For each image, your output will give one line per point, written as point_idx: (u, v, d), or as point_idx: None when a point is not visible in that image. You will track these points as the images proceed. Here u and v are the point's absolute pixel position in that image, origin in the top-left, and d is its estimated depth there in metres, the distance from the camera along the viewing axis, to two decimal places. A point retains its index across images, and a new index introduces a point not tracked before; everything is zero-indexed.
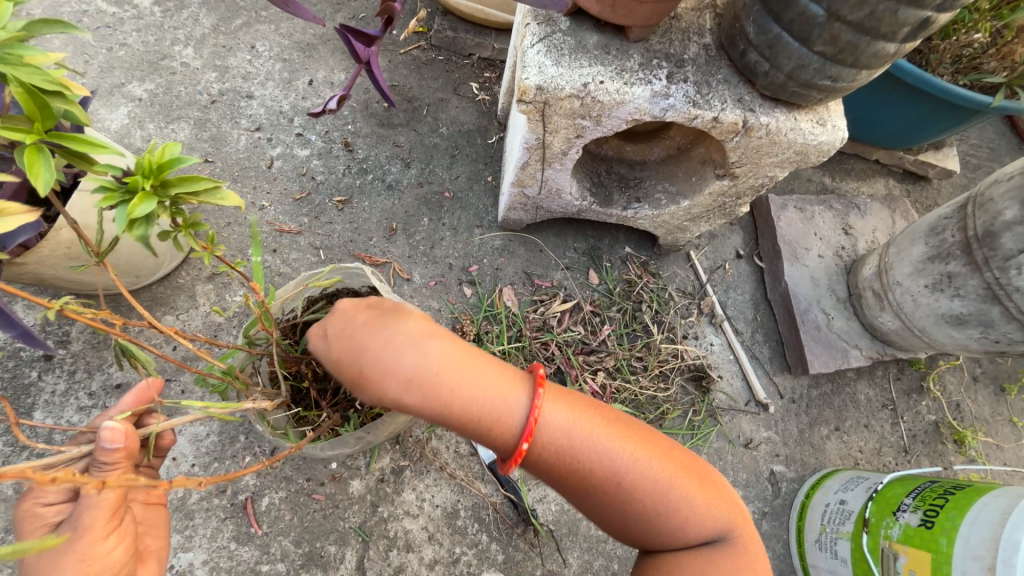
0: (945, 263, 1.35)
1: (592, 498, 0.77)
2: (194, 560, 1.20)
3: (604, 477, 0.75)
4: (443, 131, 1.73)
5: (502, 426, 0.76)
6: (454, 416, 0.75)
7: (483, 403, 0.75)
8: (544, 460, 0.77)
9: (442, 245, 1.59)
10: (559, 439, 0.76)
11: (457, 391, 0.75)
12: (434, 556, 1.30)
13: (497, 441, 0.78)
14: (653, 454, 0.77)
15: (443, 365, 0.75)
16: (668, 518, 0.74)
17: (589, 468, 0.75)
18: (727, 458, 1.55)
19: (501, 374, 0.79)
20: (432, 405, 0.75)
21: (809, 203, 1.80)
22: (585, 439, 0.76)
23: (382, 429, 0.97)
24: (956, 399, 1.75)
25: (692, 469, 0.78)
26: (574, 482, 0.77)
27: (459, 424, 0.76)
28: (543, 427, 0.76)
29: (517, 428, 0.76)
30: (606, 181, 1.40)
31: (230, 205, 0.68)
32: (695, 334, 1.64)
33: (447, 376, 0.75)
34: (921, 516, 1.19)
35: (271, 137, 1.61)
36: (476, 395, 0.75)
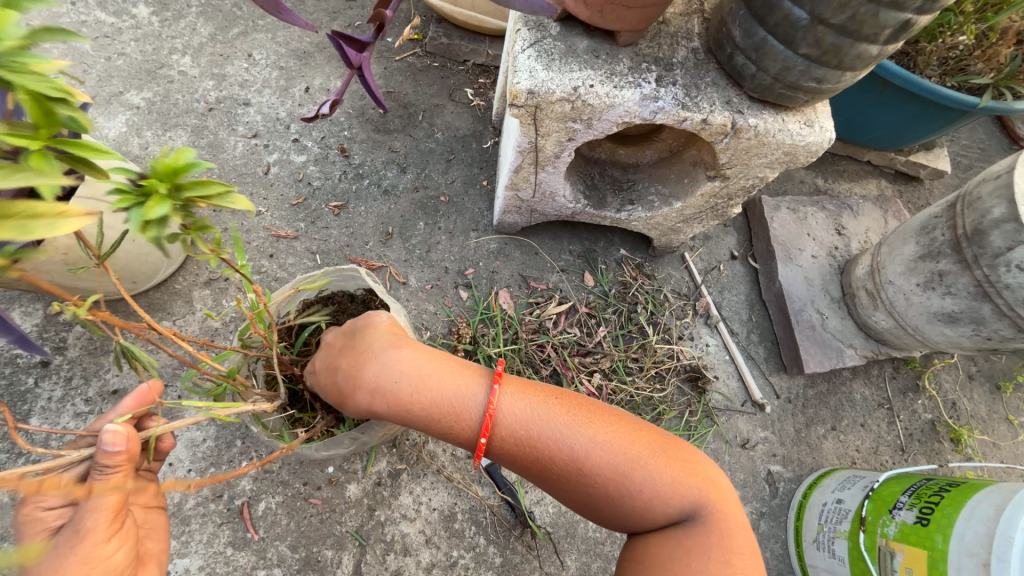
0: (936, 261, 1.36)
1: (560, 485, 0.80)
2: (190, 566, 1.20)
3: (568, 464, 0.77)
4: (438, 136, 1.75)
5: (464, 422, 0.82)
6: (417, 419, 0.82)
7: (442, 403, 0.82)
8: (510, 450, 0.81)
9: (439, 249, 1.60)
10: (518, 430, 0.80)
11: (416, 395, 0.81)
12: (431, 559, 1.29)
13: (464, 438, 0.83)
14: (617, 435, 0.78)
15: (401, 372, 0.82)
16: (634, 499, 0.75)
17: (551, 456, 0.78)
18: (724, 458, 1.55)
19: (459, 373, 0.85)
20: (397, 409, 0.82)
21: (802, 204, 1.81)
22: (544, 428, 0.79)
23: (377, 429, 0.98)
24: (952, 397, 1.75)
25: (657, 448, 0.78)
26: (540, 470, 0.80)
27: (425, 425, 0.83)
28: (502, 419, 0.80)
29: (478, 422, 0.81)
30: (599, 184, 1.42)
31: (240, 209, 0.60)
32: (691, 335, 1.65)
33: (408, 381, 0.81)
34: (917, 514, 1.19)
35: (268, 143, 1.62)
36: (435, 397, 0.82)
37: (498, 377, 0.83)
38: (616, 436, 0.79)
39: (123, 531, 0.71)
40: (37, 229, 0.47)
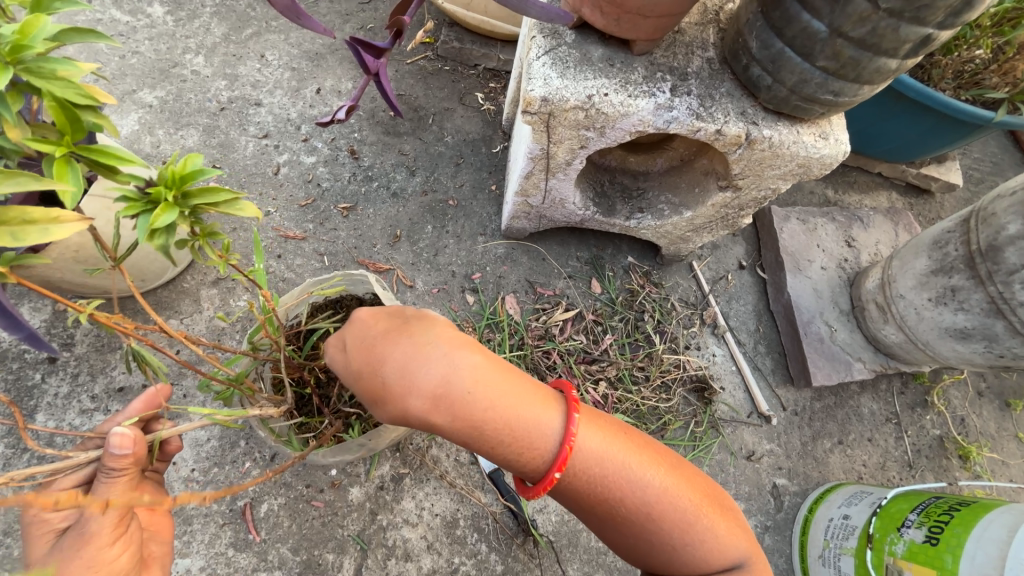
0: (949, 276, 1.35)
1: (618, 526, 0.76)
2: (191, 566, 1.19)
3: (634, 506, 0.74)
4: (448, 140, 1.75)
5: (533, 448, 0.74)
6: (481, 432, 0.73)
7: (515, 424, 0.74)
8: (573, 485, 0.76)
9: (446, 252, 1.60)
10: (590, 466, 0.75)
11: (490, 408, 0.73)
12: (433, 565, 1.29)
13: (524, 463, 0.76)
14: (681, 481, 0.76)
15: (475, 380, 0.73)
16: (697, 548, 0.73)
17: (619, 494, 0.74)
18: (729, 470, 1.54)
19: (533, 391, 0.77)
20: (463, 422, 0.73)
21: (811, 215, 1.80)
22: (617, 467, 0.75)
23: (384, 435, 0.97)
24: (961, 413, 1.73)
25: (714, 498, 0.77)
26: (600, 507, 0.76)
27: (490, 442, 0.74)
28: (575, 452, 0.75)
29: (547, 450, 0.74)
30: (609, 191, 1.42)
31: (249, 216, 0.67)
32: (698, 344, 1.64)
33: (481, 394, 0.73)
34: (926, 532, 1.17)
35: (279, 144, 1.63)
36: (508, 414, 0.73)
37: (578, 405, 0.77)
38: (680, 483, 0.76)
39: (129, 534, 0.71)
40: (31, 234, 0.56)
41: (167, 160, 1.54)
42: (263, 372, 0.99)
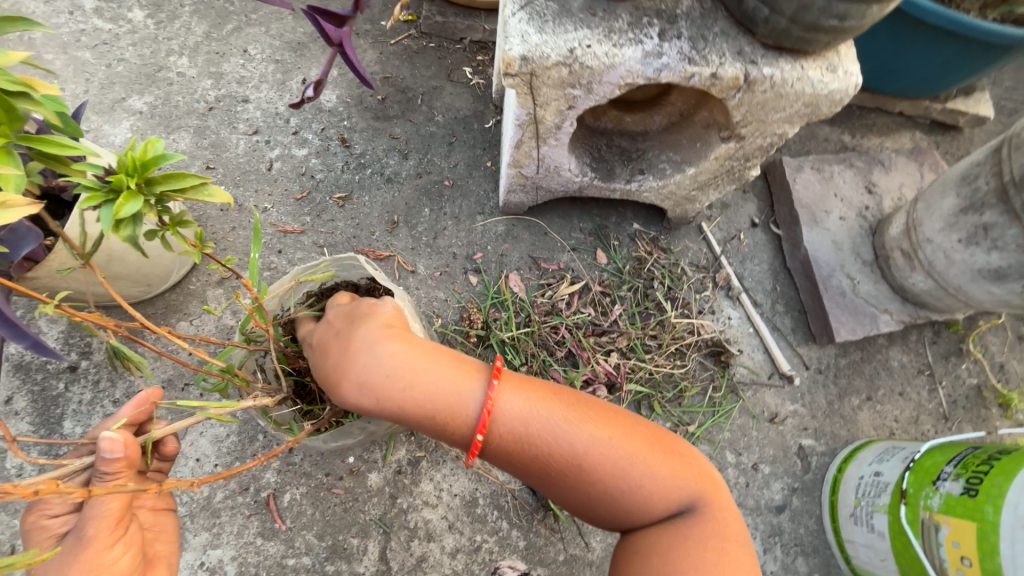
0: (980, 213, 1.25)
1: (557, 484, 0.78)
2: (223, 556, 1.23)
3: (565, 464, 0.76)
4: (439, 119, 1.70)
5: (459, 422, 0.78)
6: (409, 415, 0.77)
7: (435, 401, 0.77)
8: (506, 450, 0.78)
9: (445, 234, 1.57)
10: (518, 430, 0.78)
11: (408, 390, 0.76)
12: (455, 544, 1.30)
13: (457, 437, 0.80)
14: (615, 433, 0.77)
15: (392, 366, 0.77)
16: (633, 495, 0.75)
17: (546, 455, 0.77)
18: (753, 433, 1.49)
19: (455, 369, 0.79)
20: (387, 405, 0.76)
21: (827, 163, 1.70)
22: (543, 426, 0.77)
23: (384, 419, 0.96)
24: (1000, 360, 1.64)
25: (653, 444, 0.78)
26: (533, 467, 0.78)
27: (416, 421, 0.78)
28: (500, 418, 0.77)
29: (474, 420, 0.77)
30: (607, 155, 1.36)
31: (217, 200, 0.77)
32: (711, 308, 1.59)
33: (397, 378, 0.76)
34: (964, 484, 1.10)
35: (269, 139, 1.61)
36: (429, 391, 0.76)
37: (496, 373, 0.79)
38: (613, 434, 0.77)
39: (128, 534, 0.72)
40: None
41: None
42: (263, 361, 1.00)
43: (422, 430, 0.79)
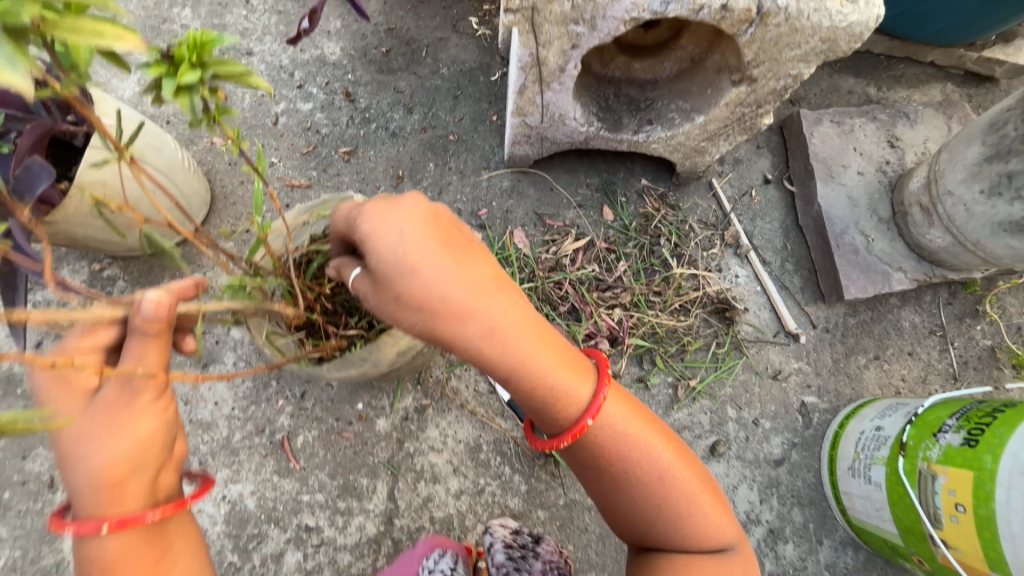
0: (1005, 161, 1.19)
1: (615, 485, 0.85)
2: (243, 491, 1.31)
3: (641, 473, 0.83)
4: (444, 72, 1.67)
5: (564, 400, 0.81)
6: (524, 373, 0.79)
7: (552, 372, 0.80)
8: (588, 440, 0.83)
9: (450, 190, 1.56)
10: (608, 432, 0.83)
11: (533, 351, 0.79)
12: (460, 487, 1.36)
13: (548, 407, 0.82)
14: (683, 468, 0.85)
15: (521, 329, 0.79)
16: (684, 521, 0.82)
17: (629, 457, 0.83)
18: (755, 389, 1.50)
19: (570, 358, 0.84)
20: (506, 356, 0.78)
21: (848, 116, 1.62)
22: (630, 439, 0.84)
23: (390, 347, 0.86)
24: (1017, 322, 1.60)
25: (710, 490, 0.86)
26: (604, 462, 0.84)
27: (526, 377, 0.79)
28: (600, 416, 0.83)
29: (577, 405, 0.82)
30: (614, 105, 1.32)
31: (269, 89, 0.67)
32: (719, 266, 1.57)
33: (526, 340, 0.79)
34: (965, 436, 1.09)
35: (274, 93, 1.60)
36: (548, 363, 0.80)
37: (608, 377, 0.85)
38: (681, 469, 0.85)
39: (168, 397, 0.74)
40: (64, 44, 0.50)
41: (172, 119, 1.52)
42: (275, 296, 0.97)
43: (521, 384, 0.80)
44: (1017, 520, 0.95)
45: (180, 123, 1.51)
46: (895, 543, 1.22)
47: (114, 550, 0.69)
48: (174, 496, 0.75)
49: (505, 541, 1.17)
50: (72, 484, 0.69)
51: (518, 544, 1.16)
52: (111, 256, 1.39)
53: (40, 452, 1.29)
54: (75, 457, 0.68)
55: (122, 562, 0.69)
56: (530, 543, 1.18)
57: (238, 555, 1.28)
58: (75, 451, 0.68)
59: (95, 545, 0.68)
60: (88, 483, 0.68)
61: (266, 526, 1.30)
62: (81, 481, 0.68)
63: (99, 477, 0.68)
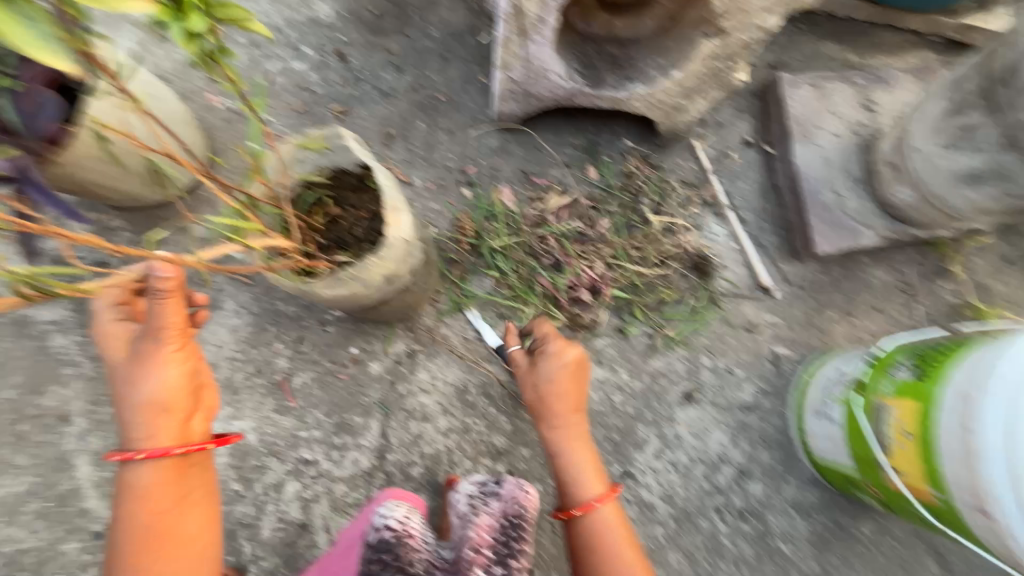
0: (964, 115, 1.25)
1: (593, 556, 1.18)
2: (245, 427, 1.41)
3: (611, 563, 1.16)
4: (434, 34, 1.71)
5: (584, 482, 1.20)
6: (567, 448, 1.23)
7: (584, 470, 1.22)
8: (586, 526, 1.19)
9: (440, 148, 1.62)
10: (601, 540, 1.18)
11: (580, 457, 1.23)
12: (448, 425, 1.45)
13: (571, 480, 1.22)
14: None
15: (574, 439, 1.23)
16: None
17: (613, 551, 1.16)
18: (729, 340, 1.58)
19: (598, 473, 1.22)
20: (562, 437, 1.23)
21: (825, 79, 1.67)
22: (613, 550, 1.17)
23: (376, 272, 0.90)
24: (983, 280, 1.66)
25: None
26: (590, 551, 1.18)
27: (567, 457, 1.23)
28: (598, 523, 1.18)
29: (588, 497, 1.19)
30: (597, 63, 1.38)
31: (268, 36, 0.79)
32: (698, 224, 1.64)
33: (582, 468, 1.22)
34: (917, 371, 1.13)
35: (268, 53, 1.65)
36: (584, 460, 1.22)
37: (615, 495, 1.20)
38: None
39: (186, 352, 0.95)
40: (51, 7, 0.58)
41: (169, 78, 1.57)
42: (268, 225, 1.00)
43: (563, 458, 1.23)
44: (955, 441, 1.01)
45: (178, 83, 1.57)
46: (852, 475, 1.31)
47: (150, 478, 0.93)
48: (200, 436, 0.97)
49: (469, 491, 1.23)
50: (124, 421, 0.93)
51: (482, 491, 1.22)
52: (115, 208, 1.46)
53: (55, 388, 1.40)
54: (123, 399, 0.92)
55: (154, 490, 0.93)
56: (493, 486, 1.23)
57: (242, 484, 1.39)
58: (123, 395, 0.92)
59: (135, 473, 0.93)
60: (131, 420, 0.92)
61: (267, 458, 1.40)
62: (129, 419, 0.92)
63: (141, 416, 0.92)
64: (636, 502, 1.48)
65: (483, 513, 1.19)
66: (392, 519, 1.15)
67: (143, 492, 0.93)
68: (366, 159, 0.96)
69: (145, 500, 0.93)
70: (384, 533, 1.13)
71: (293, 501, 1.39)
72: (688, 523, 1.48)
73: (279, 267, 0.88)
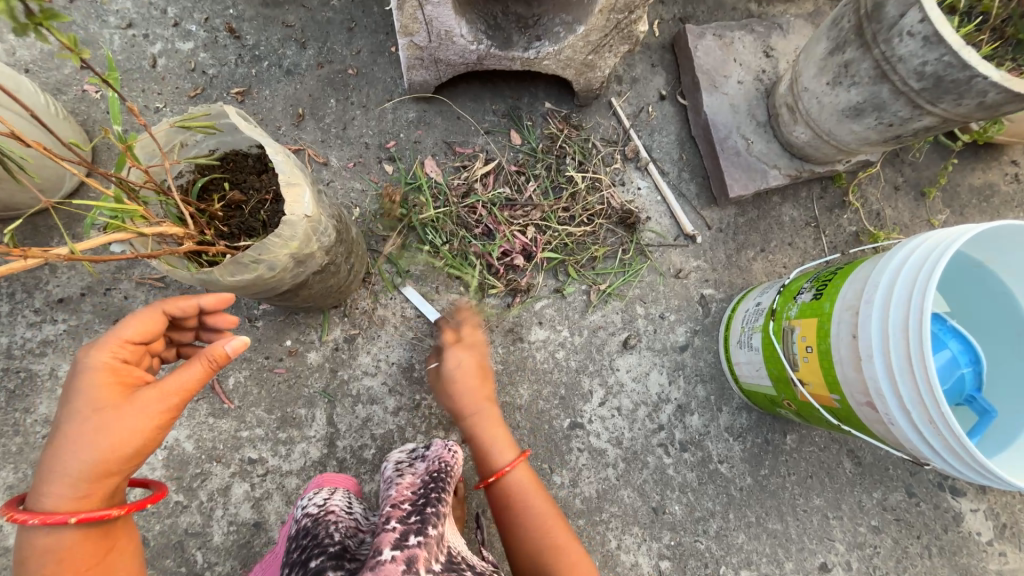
0: (843, 53, 1.35)
1: (507, 517, 1.18)
2: (179, 436, 1.35)
3: (529, 512, 1.17)
4: (334, 3, 1.60)
5: (492, 454, 1.21)
6: (474, 427, 1.24)
7: (491, 443, 1.22)
8: (498, 492, 1.20)
9: (355, 125, 1.56)
10: (510, 494, 1.19)
11: (488, 431, 1.23)
12: (397, 404, 1.44)
13: (484, 457, 1.22)
14: (553, 527, 1.15)
15: (483, 418, 1.24)
16: (539, 547, 1.13)
17: (520, 506, 1.18)
18: (660, 289, 1.67)
19: (504, 442, 1.23)
20: (469, 418, 1.24)
21: (728, 29, 1.74)
22: (521, 502, 1.18)
23: (281, 253, 0.87)
24: (877, 208, 1.83)
25: (566, 536, 1.15)
26: (502, 509, 1.19)
27: (477, 436, 1.24)
28: (507, 483, 1.19)
29: (496, 466, 1.20)
30: (503, 23, 1.36)
31: None
32: (622, 180, 1.69)
33: (490, 444, 1.22)
34: (814, 292, 1.27)
35: (148, 33, 1.50)
36: (492, 434, 1.23)
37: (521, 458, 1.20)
38: (554, 530, 1.15)
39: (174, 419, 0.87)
40: None
41: (30, 67, 1.39)
42: (161, 215, 0.94)
43: (473, 439, 1.24)
44: (844, 346, 1.13)
45: (42, 73, 1.39)
46: (772, 395, 1.44)
47: (73, 538, 0.82)
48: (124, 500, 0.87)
49: (398, 458, 1.25)
50: (59, 470, 0.80)
51: (410, 456, 1.25)
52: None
53: None
54: (75, 446, 0.80)
55: (76, 551, 0.83)
56: (422, 450, 1.25)
57: (184, 494, 1.33)
58: (76, 440, 0.80)
59: (56, 535, 0.81)
60: (69, 471, 0.80)
61: (208, 464, 1.35)
62: (68, 469, 0.80)
63: (91, 472, 0.81)
64: (587, 450, 1.56)
65: (408, 473, 1.15)
66: (311, 505, 1.11)
67: (53, 553, 0.81)
68: (256, 136, 0.89)
69: (55, 561, 0.81)
70: (304, 520, 1.07)
71: (243, 502, 1.35)
72: (637, 462, 1.58)
73: (168, 255, 0.82)
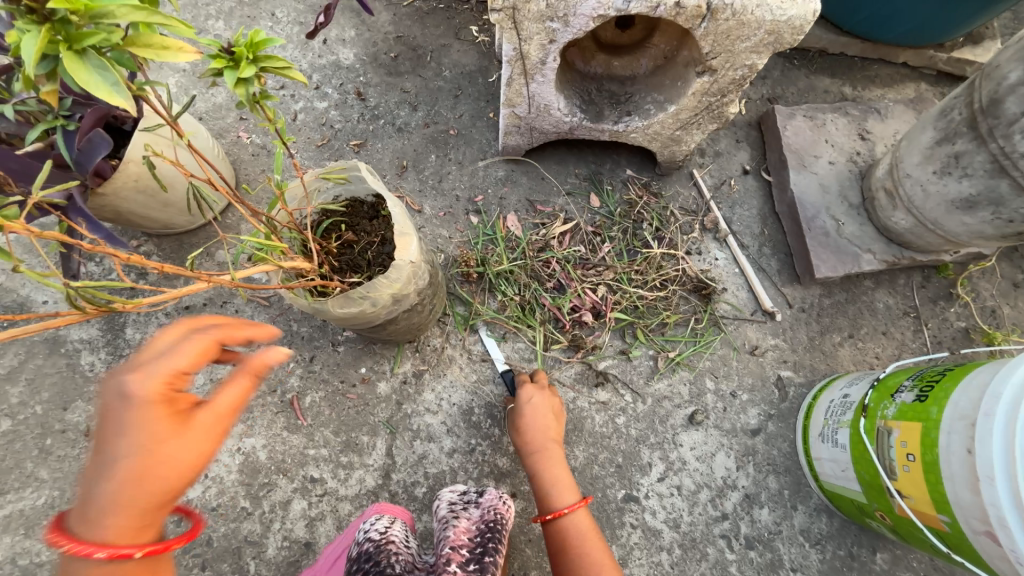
0: (952, 144, 1.30)
1: (563, 559, 1.20)
2: (256, 444, 1.46)
3: (585, 558, 1.17)
4: (446, 75, 1.83)
5: (553, 493, 1.27)
6: (537, 464, 1.31)
7: (552, 482, 1.28)
8: (554, 531, 1.24)
9: (449, 178, 1.72)
10: (568, 535, 1.22)
11: (549, 470, 1.30)
12: (453, 446, 1.47)
13: (544, 496, 1.28)
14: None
15: (547, 456, 1.31)
16: None
17: (576, 548, 1.20)
18: (732, 364, 1.59)
19: (565, 484, 1.28)
20: (535, 455, 1.32)
21: (820, 111, 1.74)
22: (578, 544, 1.20)
23: (384, 292, 0.97)
24: (991, 304, 1.65)
25: None
26: (559, 549, 1.22)
27: (539, 473, 1.30)
28: (564, 523, 1.23)
29: (556, 504, 1.26)
30: (597, 98, 1.47)
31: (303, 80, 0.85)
32: (699, 250, 1.68)
33: (551, 482, 1.28)
34: (917, 393, 1.15)
35: (294, 93, 1.79)
36: (553, 474, 1.29)
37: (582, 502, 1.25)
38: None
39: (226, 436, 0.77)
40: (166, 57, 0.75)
41: (202, 116, 1.71)
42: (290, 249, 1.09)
43: (535, 475, 1.31)
44: (956, 461, 1.00)
45: (211, 121, 1.70)
46: (860, 501, 1.28)
47: None
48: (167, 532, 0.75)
49: (450, 499, 1.27)
50: (107, 509, 0.66)
51: (462, 499, 1.26)
52: (146, 235, 1.55)
53: (82, 405, 1.48)
54: (126, 478, 0.67)
55: None
56: (474, 496, 1.27)
57: (250, 501, 1.42)
58: (130, 471, 0.67)
59: None
60: (116, 509, 0.67)
61: (275, 476, 1.44)
62: (122, 507, 0.67)
63: (142, 507, 0.68)
64: (640, 528, 1.46)
65: (463, 517, 1.20)
66: (373, 531, 1.13)
67: None
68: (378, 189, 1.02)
69: None
70: (365, 544, 1.10)
71: (299, 520, 1.41)
72: (695, 551, 1.45)
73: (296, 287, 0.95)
